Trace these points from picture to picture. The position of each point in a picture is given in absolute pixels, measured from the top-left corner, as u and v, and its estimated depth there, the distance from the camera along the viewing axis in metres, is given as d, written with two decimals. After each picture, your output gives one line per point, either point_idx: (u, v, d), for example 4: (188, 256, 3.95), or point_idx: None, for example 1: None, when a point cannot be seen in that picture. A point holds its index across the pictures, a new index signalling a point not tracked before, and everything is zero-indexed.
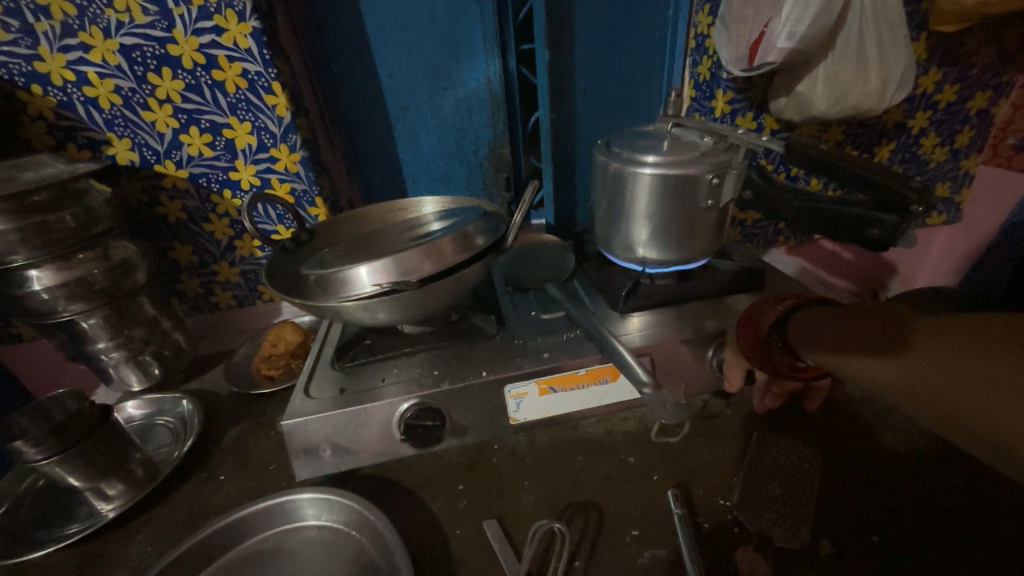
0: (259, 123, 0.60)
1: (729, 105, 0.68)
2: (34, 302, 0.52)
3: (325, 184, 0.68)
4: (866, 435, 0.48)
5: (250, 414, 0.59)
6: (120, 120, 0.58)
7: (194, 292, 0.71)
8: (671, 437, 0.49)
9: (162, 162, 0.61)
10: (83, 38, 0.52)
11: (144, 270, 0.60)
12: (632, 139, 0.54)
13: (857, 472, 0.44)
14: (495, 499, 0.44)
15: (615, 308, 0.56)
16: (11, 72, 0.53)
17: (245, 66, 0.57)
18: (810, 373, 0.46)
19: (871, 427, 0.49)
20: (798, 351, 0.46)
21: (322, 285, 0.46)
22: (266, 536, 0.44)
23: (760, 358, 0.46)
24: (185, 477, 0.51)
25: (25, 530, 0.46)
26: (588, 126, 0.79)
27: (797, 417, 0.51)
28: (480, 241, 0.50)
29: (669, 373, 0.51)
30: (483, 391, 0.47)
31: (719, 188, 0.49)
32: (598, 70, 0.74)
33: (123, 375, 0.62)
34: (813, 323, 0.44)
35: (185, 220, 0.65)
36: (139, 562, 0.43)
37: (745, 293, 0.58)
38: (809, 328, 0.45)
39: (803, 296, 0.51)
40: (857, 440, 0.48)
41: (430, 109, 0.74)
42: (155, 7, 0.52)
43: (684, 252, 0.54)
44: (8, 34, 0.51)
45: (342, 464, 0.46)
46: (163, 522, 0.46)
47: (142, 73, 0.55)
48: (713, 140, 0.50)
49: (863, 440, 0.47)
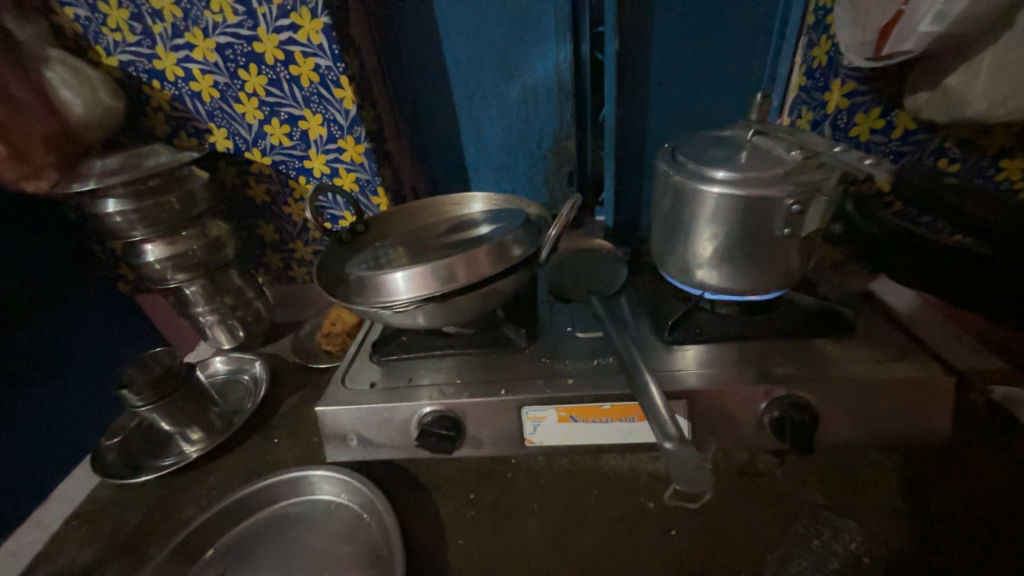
0: (329, 116, 0.63)
1: (848, 98, 0.58)
2: (149, 269, 0.62)
3: (388, 175, 0.70)
4: (965, 521, 0.38)
5: (308, 385, 0.66)
6: (218, 111, 0.64)
7: (276, 265, 0.79)
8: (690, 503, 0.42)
9: (251, 150, 0.67)
10: (188, 38, 0.59)
11: (233, 246, 0.68)
12: (701, 146, 0.48)
13: (941, 566, 0.36)
14: (501, 516, 0.44)
15: (661, 337, 0.50)
16: (137, 70, 0.62)
17: (318, 61, 0.59)
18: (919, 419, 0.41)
19: (976, 514, 0.39)
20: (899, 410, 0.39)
21: (362, 286, 0.48)
22: (293, 502, 0.50)
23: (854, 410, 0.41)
24: (249, 434, 0.59)
25: (134, 457, 0.57)
26: (664, 119, 0.70)
27: (871, 491, 0.41)
28: (517, 252, 0.49)
29: (713, 424, 0.44)
30: (500, 409, 0.46)
31: (801, 216, 0.41)
32: (681, 56, 0.65)
33: (216, 334, 0.72)
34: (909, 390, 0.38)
35: (269, 202, 0.72)
36: (205, 502, 0.50)
37: (829, 338, 0.48)
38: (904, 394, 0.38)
39: (893, 367, 0.43)
40: (948, 526, 0.38)
41: (497, 97, 0.71)
42: (243, 7, 0.56)
43: (752, 282, 0.46)
44: (134, 37, 0.59)
45: (366, 454, 0.49)
46: (226, 470, 0.54)
47: (234, 69, 0.61)
48: (803, 155, 0.42)
49: (959, 529, 0.38)
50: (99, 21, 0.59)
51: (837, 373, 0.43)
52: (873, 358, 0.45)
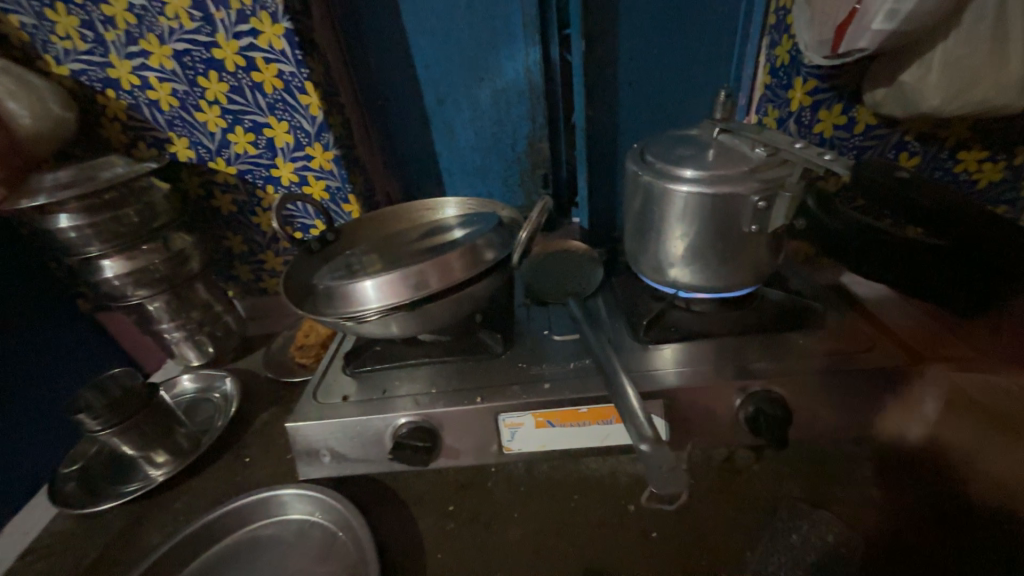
0: (295, 122, 0.62)
1: (810, 95, 0.59)
2: (108, 286, 0.59)
3: (359, 181, 0.69)
4: (936, 509, 0.39)
5: (281, 399, 0.64)
6: (178, 120, 0.62)
7: (246, 277, 0.77)
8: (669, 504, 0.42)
9: (214, 159, 0.65)
10: (143, 46, 0.57)
11: (198, 259, 0.66)
12: (669, 146, 0.48)
13: (915, 555, 0.36)
14: (480, 526, 0.43)
15: (637, 337, 0.50)
16: (90, 79, 0.59)
17: (280, 67, 0.58)
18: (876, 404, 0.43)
19: (946, 501, 0.39)
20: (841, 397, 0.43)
21: (330, 296, 0.46)
22: (265, 524, 0.48)
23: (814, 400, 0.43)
24: (219, 454, 0.56)
25: (96, 483, 0.54)
26: (634, 120, 0.71)
27: (845, 483, 0.42)
28: (489, 256, 0.48)
29: (690, 423, 0.44)
30: (477, 418, 0.45)
31: (768, 212, 0.41)
32: (648, 57, 0.66)
33: (183, 352, 0.69)
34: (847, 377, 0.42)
35: (236, 212, 0.70)
36: (171, 528, 0.48)
37: (800, 332, 0.48)
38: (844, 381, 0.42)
39: (862, 360, 0.44)
40: (920, 515, 0.39)
41: (468, 101, 0.71)
42: (200, 13, 0.55)
43: (723, 279, 0.46)
44: (86, 44, 0.57)
45: (340, 470, 0.47)
46: (194, 493, 0.52)
47: (193, 77, 0.59)
48: (767, 153, 0.42)
49: (930, 518, 0.38)
50: (47, 29, 0.56)
51: (809, 366, 0.43)
52: (843, 350, 0.45)
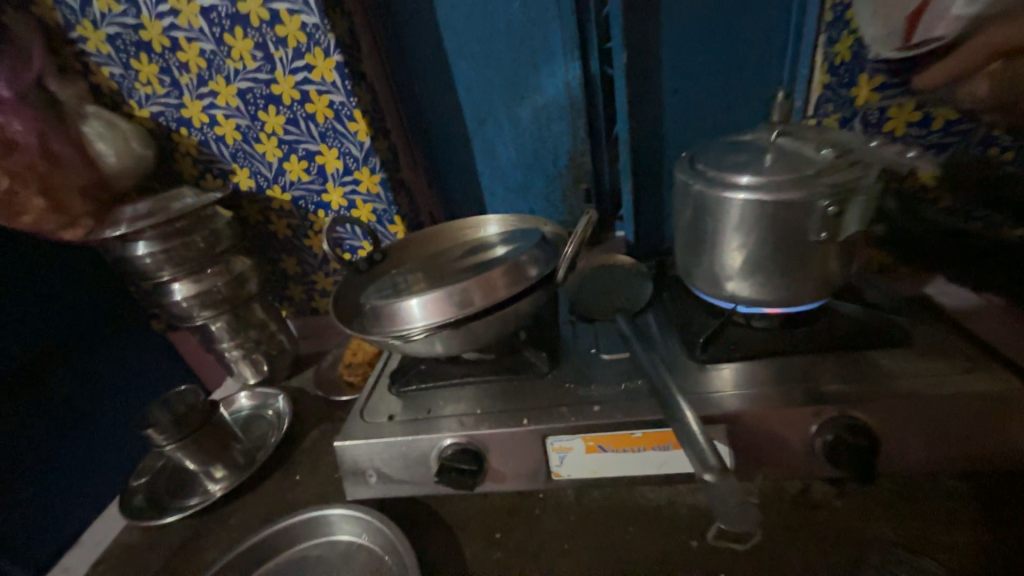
0: (345, 149, 0.64)
1: (877, 92, 0.55)
2: (177, 308, 0.64)
3: (404, 203, 0.70)
4: None
5: (331, 417, 0.65)
6: (241, 153, 0.67)
7: (299, 297, 0.80)
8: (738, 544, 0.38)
9: (272, 187, 0.69)
10: (212, 86, 0.62)
11: (255, 281, 0.70)
12: (721, 152, 0.45)
13: None
14: (529, 557, 0.41)
15: (692, 355, 0.47)
16: (167, 119, 0.65)
17: (332, 98, 0.61)
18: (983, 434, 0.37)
19: None
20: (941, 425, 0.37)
21: (376, 315, 0.47)
22: (313, 544, 0.48)
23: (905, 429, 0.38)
24: (271, 470, 0.58)
25: (161, 496, 0.57)
26: (679, 128, 0.69)
27: (950, 525, 0.36)
28: (533, 272, 0.47)
29: (757, 451, 0.40)
30: (523, 440, 0.43)
31: (839, 218, 0.38)
32: (693, 64, 0.64)
33: (241, 370, 0.73)
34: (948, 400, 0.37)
35: (291, 236, 0.74)
36: (227, 544, 0.49)
37: (883, 350, 0.43)
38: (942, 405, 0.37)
39: (961, 382, 0.38)
40: None
41: (508, 120, 0.71)
42: (261, 53, 0.59)
43: (789, 292, 0.43)
44: (164, 88, 0.63)
45: (386, 491, 0.47)
46: (248, 509, 0.53)
47: (254, 112, 0.63)
48: (835, 154, 0.39)
49: None
50: (132, 77, 0.63)
51: (895, 389, 0.38)
52: (937, 371, 0.40)
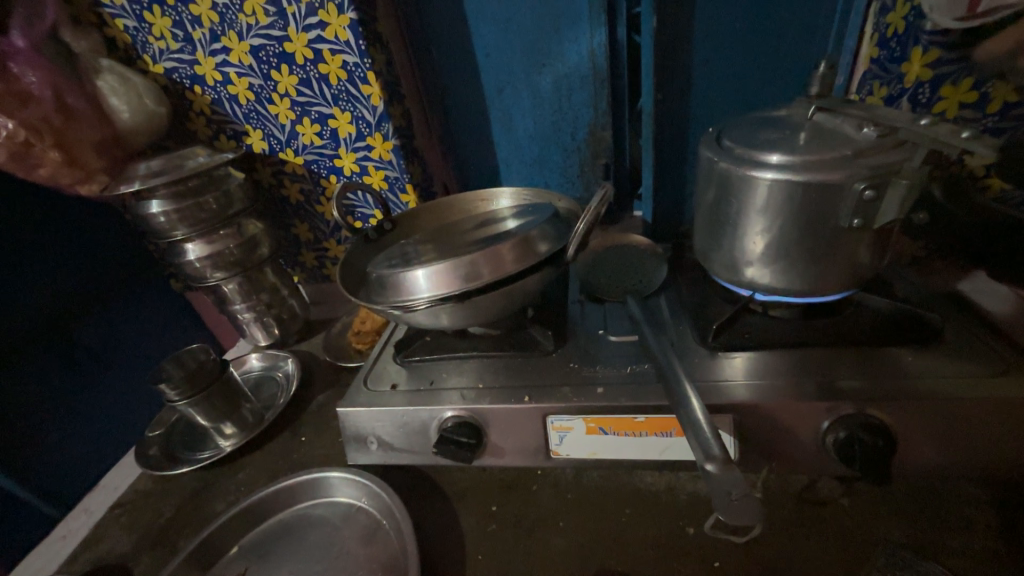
0: (358, 113, 0.63)
1: (931, 68, 0.50)
2: (190, 268, 0.64)
3: (416, 171, 0.69)
4: None
5: (337, 382, 0.66)
6: (254, 113, 0.66)
7: (311, 263, 0.80)
8: (737, 535, 0.37)
9: (284, 150, 0.68)
10: (225, 42, 0.61)
11: (267, 245, 0.70)
12: (751, 128, 0.42)
13: None
14: (523, 532, 0.41)
15: (703, 342, 0.45)
16: (181, 76, 0.64)
17: (345, 58, 0.59)
18: (1006, 439, 0.35)
19: None
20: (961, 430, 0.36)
21: (382, 284, 0.46)
22: (315, 504, 0.49)
23: (922, 431, 0.36)
24: (278, 431, 0.59)
25: (175, 448, 0.59)
26: (708, 102, 0.65)
27: (961, 532, 0.34)
28: (543, 248, 0.46)
29: (763, 443, 0.39)
30: (524, 418, 0.43)
31: (875, 204, 0.35)
32: (728, 32, 0.60)
33: (253, 332, 0.74)
34: (971, 405, 0.35)
35: (303, 201, 0.73)
36: (233, 498, 0.51)
37: (910, 347, 0.41)
38: (969, 409, 0.35)
39: (990, 385, 0.36)
40: None
41: (527, 88, 0.68)
42: (274, 8, 0.57)
43: (812, 282, 0.40)
44: (177, 43, 0.62)
45: (387, 458, 0.47)
46: (255, 466, 0.55)
47: (267, 71, 0.62)
48: (877, 134, 0.36)
49: None
50: (145, 30, 0.62)
51: (916, 389, 0.36)
52: (965, 373, 0.38)
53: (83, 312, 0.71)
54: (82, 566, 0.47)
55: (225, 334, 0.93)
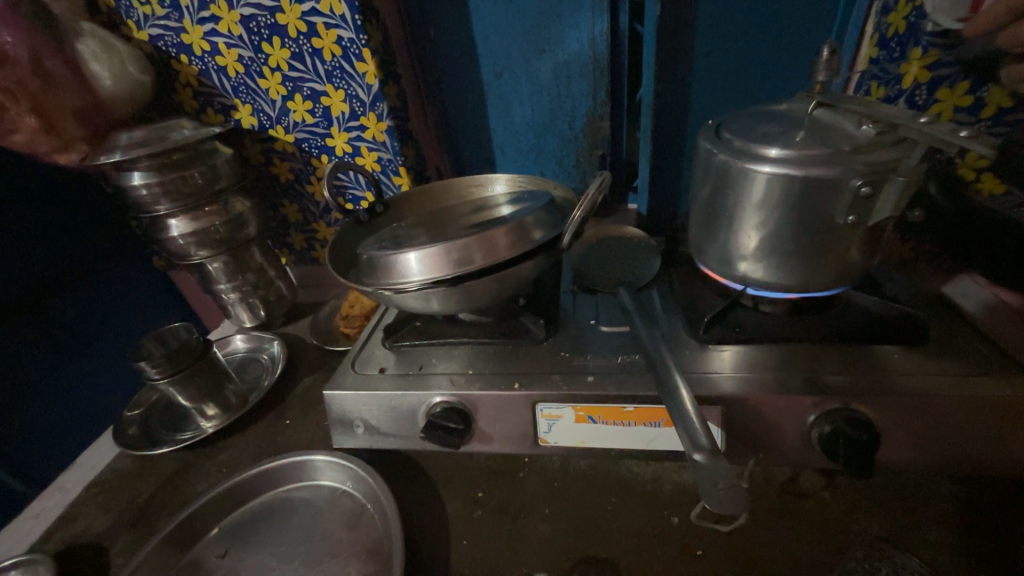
0: (352, 91, 0.61)
1: (929, 70, 0.50)
2: (174, 245, 0.62)
3: (410, 154, 0.67)
4: None
5: (323, 366, 0.65)
6: (243, 87, 0.63)
7: (300, 245, 0.79)
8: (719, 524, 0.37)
9: (274, 127, 0.66)
10: (214, 11, 0.58)
11: (254, 224, 0.68)
12: (752, 122, 0.42)
13: None
14: (509, 518, 0.41)
15: (694, 335, 0.46)
16: (167, 44, 0.62)
17: (340, 33, 0.57)
18: (976, 437, 0.36)
19: None
20: (938, 427, 0.37)
21: (372, 267, 0.45)
22: (299, 487, 0.49)
23: (900, 426, 0.37)
24: (262, 413, 0.58)
25: (154, 429, 0.58)
26: (708, 96, 0.65)
27: (933, 526, 0.35)
28: (538, 235, 0.45)
29: (748, 436, 0.39)
30: (513, 405, 0.43)
31: (870, 201, 0.35)
32: (731, 25, 0.59)
33: (238, 313, 0.72)
34: (949, 403, 0.36)
35: (292, 181, 0.71)
36: (215, 479, 0.50)
37: (894, 346, 0.42)
38: (946, 407, 0.36)
39: (969, 384, 0.37)
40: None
41: (526, 74, 0.67)
42: None
43: (804, 277, 0.40)
44: (163, 9, 0.59)
45: (373, 442, 0.47)
46: (237, 448, 0.54)
47: (258, 43, 0.59)
48: (876, 131, 0.36)
49: None
50: None
51: (899, 386, 0.37)
52: (946, 372, 0.38)
53: (60, 286, 0.69)
54: (55, 545, 0.46)
55: (208, 315, 0.92)
